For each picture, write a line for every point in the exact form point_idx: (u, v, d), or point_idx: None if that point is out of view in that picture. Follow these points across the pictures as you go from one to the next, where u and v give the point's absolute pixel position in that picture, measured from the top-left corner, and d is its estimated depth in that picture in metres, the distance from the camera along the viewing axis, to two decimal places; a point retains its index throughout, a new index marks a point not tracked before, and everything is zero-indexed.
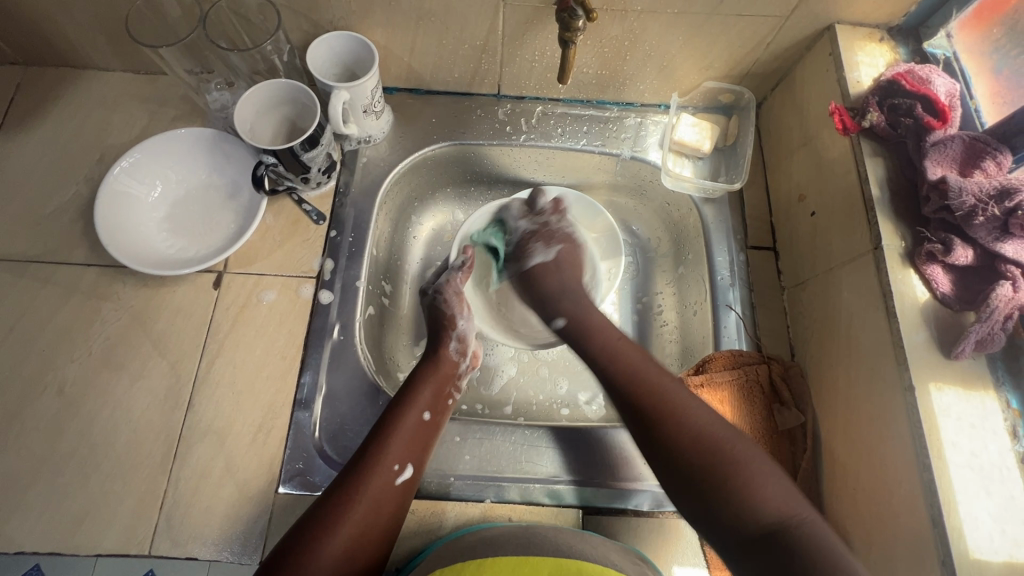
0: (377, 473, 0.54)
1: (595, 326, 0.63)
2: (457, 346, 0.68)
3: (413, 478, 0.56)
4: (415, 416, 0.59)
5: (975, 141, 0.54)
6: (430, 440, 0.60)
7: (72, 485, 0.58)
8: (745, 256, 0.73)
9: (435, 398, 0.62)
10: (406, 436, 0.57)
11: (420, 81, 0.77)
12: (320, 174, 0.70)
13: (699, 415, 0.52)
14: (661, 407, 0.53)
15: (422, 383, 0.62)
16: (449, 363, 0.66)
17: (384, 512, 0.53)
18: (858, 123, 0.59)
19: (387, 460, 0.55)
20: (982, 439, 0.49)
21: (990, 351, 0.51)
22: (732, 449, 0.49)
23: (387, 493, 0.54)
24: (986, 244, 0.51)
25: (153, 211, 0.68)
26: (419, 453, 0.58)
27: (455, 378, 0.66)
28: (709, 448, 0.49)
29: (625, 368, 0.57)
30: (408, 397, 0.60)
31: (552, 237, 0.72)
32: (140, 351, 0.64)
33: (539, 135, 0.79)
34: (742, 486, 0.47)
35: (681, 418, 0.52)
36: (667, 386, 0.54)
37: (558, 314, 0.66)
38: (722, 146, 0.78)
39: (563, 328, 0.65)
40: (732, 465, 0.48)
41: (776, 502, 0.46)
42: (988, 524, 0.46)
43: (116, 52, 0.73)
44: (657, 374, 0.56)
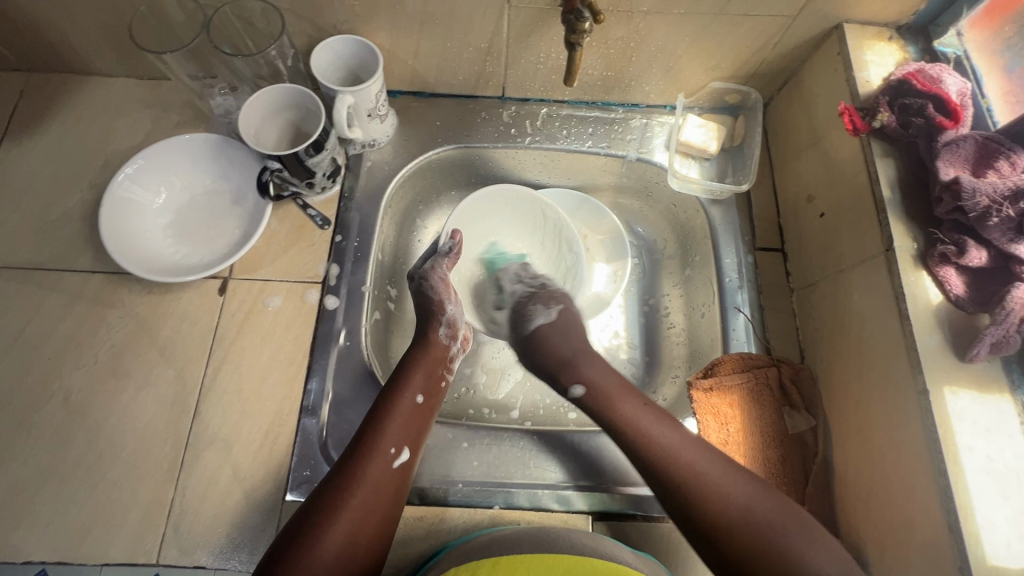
0: (375, 456, 0.54)
1: (615, 397, 0.61)
2: (447, 330, 0.68)
3: (410, 462, 0.56)
4: (408, 399, 0.59)
5: (988, 141, 0.53)
6: (424, 421, 0.60)
7: (80, 494, 0.58)
8: (753, 258, 0.73)
9: (428, 382, 0.62)
10: (401, 420, 0.58)
11: (424, 84, 0.77)
12: (325, 178, 0.70)
13: (737, 492, 0.52)
14: (700, 489, 0.52)
15: (415, 368, 0.62)
16: (439, 347, 0.66)
17: (383, 495, 0.53)
18: (869, 124, 0.58)
19: (383, 444, 0.55)
20: (999, 443, 0.48)
21: (1005, 354, 0.50)
22: (778, 527, 0.49)
23: (386, 477, 0.54)
24: (1000, 245, 0.50)
25: (158, 218, 0.68)
26: (414, 436, 0.58)
27: (447, 361, 0.67)
28: (752, 529, 0.49)
29: (654, 445, 0.56)
30: (401, 380, 0.61)
31: (553, 297, 0.73)
32: (146, 358, 0.64)
33: (544, 137, 0.78)
34: (792, 562, 0.48)
35: (722, 496, 0.51)
36: (703, 470, 0.53)
37: (576, 382, 0.64)
38: (729, 147, 0.77)
39: (583, 396, 0.63)
40: (781, 546, 0.48)
41: (832, 574, 0.47)
42: (1006, 530, 0.45)
43: (120, 58, 0.73)
44: (685, 448, 0.55)
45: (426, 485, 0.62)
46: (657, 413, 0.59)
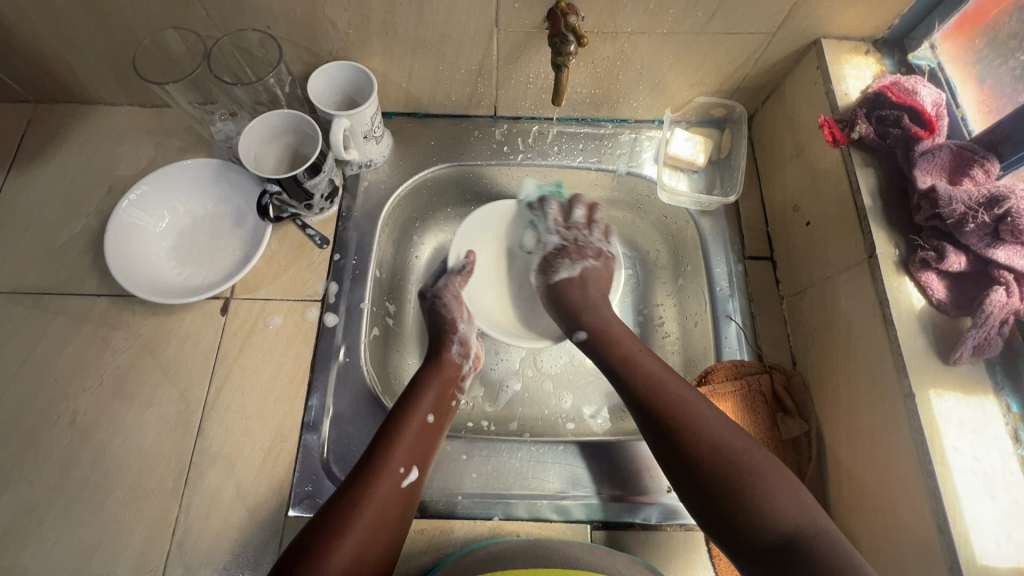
0: (384, 477, 0.55)
1: (620, 334, 0.66)
2: (461, 347, 0.71)
3: (418, 481, 0.57)
4: (419, 418, 0.61)
5: (962, 149, 0.55)
6: (433, 442, 0.61)
7: (86, 512, 0.59)
8: (743, 266, 0.74)
9: (439, 403, 0.63)
10: (411, 440, 0.59)
11: (419, 105, 0.79)
12: (323, 200, 0.72)
13: (710, 422, 0.54)
14: (679, 419, 0.55)
15: (426, 388, 0.64)
16: (450, 366, 0.68)
17: (391, 513, 0.54)
18: (847, 135, 0.60)
19: (393, 462, 0.56)
20: (984, 444, 0.49)
21: (988, 356, 0.51)
22: (749, 465, 0.51)
23: (394, 498, 0.55)
24: (978, 250, 0.52)
25: (161, 241, 0.70)
26: (423, 456, 0.59)
27: (457, 382, 0.68)
28: (727, 461, 0.51)
29: (642, 377, 0.60)
30: (412, 400, 0.62)
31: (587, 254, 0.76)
32: (150, 378, 0.65)
33: (536, 154, 0.80)
34: (753, 497, 0.49)
35: (698, 423, 0.54)
36: (682, 397, 0.57)
37: (581, 328, 0.69)
38: (716, 159, 0.80)
39: (585, 340, 0.68)
40: (750, 476, 0.50)
41: (790, 512, 0.48)
42: (994, 528, 0.46)
43: (123, 88, 0.75)
44: (668, 380, 0.59)
45: (427, 498, 0.62)
46: (652, 355, 0.64)
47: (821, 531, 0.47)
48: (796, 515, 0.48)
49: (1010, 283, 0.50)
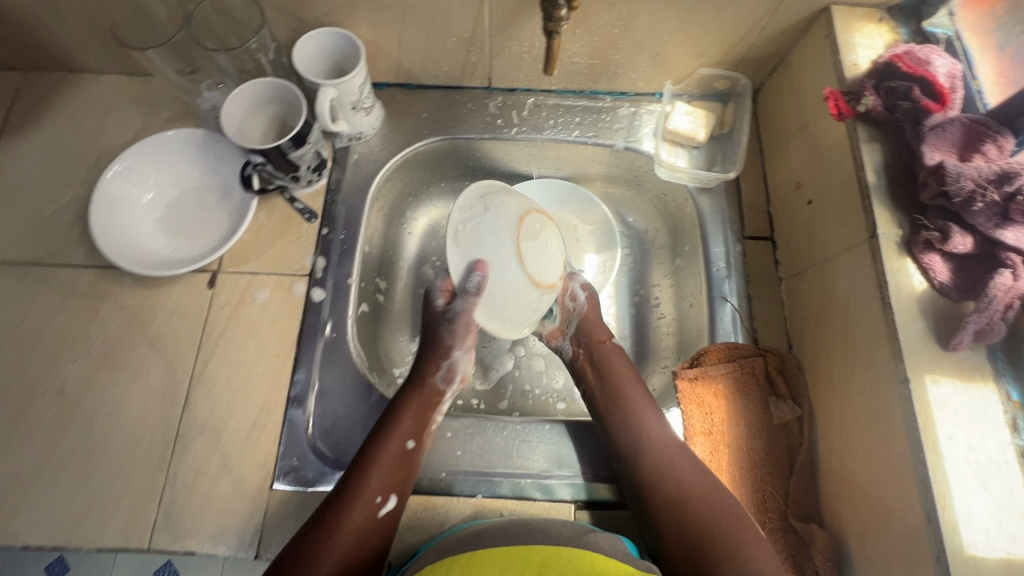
0: (359, 506, 0.54)
1: (627, 390, 0.65)
2: (445, 372, 0.66)
3: (396, 509, 0.56)
4: (397, 443, 0.58)
5: (974, 124, 0.52)
6: (412, 466, 0.59)
7: (75, 481, 0.60)
8: (742, 247, 0.72)
9: (419, 426, 0.60)
10: (387, 468, 0.57)
11: (411, 75, 0.77)
12: (310, 172, 0.70)
13: (702, 489, 0.57)
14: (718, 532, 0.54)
15: (403, 412, 0.60)
16: (433, 390, 0.64)
17: (368, 542, 0.54)
18: (853, 108, 0.57)
19: (368, 494, 0.55)
20: (980, 432, 0.47)
21: (990, 342, 0.49)
22: (733, 535, 0.54)
23: (369, 527, 0.54)
24: (985, 231, 0.49)
25: (149, 213, 0.69)
26: (400, 485, 0.57)
27: (438, 404, 0.64)
28: (712, 536, 0.54)
29: (641, 431, 0.62)
30: (390, 424, 0.59)
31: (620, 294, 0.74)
32: (138, 351, 0.65)
33: (531, 127, 0.78)
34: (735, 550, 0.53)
35: (688, 492, 0.57)
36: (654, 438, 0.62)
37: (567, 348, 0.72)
38: (718, 134, 0.76)
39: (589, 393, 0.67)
40: (733, 543, 0.53)
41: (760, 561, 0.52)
42: (984, 519, 0.44)
43: (110, 55, 0.74)
44: (666, 443, 0.61)
45: None
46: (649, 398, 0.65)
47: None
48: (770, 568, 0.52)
49: (1016, 266, 0.48)
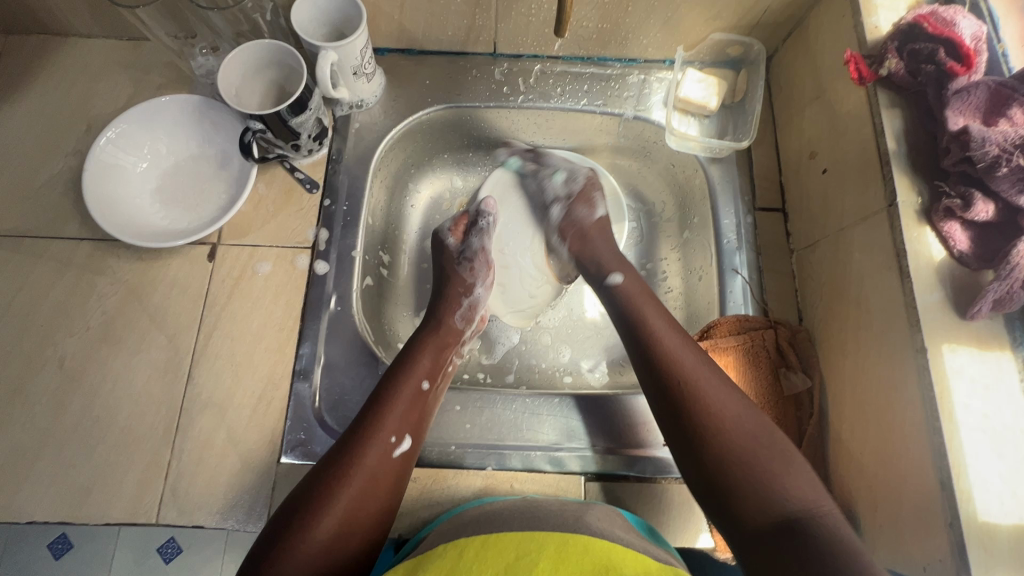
0: (375, 445, 0.52)
1: (652, 317, 0.59)
2: (466, 312, 0.68)
3: (410, 451, 0.55)
4: (414, 385, 0.58)
5: (1000, 87, 0.51)
6: (425, 409, 0.58)
7: (79, 456, 0.59)
8: (753, 218, 0.71)
9: (434, 366, 0.60)
10: (403, 407, 0.55)
11: (413, 40, 0.74)
12: (311, 140, 0.68)
13: (730, 404, 0.52)
14: (759, 465, 0.48)
15: (423, 351, 0.61)
16: (450, 330, 0.65)
17: (381, 484, 0.51)
18: (875, 72, 0.55)
19: (384, 432, 0.53)
20: (996, 401, 0.47)
21: (1008, 311, 0.49)
22: (767, 457, 0.49)
23: (385, 466, 0.52)
24: (1009, 198, 0.48)
25: (144, 183, 0.66)
26: (415, 427, 0.56)
27: (455, 345, 0.65)
28: (742, 462, 0.49)
29: (663, 349, 0.56)
30: (407, 364, 0.59)
31: (606, 187, 0.76)
32: (138, 325, 0.64)
33: (538, 96, 0.76)
34: (771, 481, 0.48)
35: (711, 410, 0.51)
36: (683, 357, 0.55)
37: (614, 271, 0.66)
38: (730, 103, 0.74)
39: (619, 283, 0.65)
40: (766, 467, 0.48)
41: (799, 494, 0.47)
42: (999, 486, 0.44)
43: (96, 16, 0.70)
44: (694, 361, 0.55)
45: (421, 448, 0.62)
46: (673, 323, 0.59)
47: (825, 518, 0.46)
48: (805, 497, 0.47)
49: None
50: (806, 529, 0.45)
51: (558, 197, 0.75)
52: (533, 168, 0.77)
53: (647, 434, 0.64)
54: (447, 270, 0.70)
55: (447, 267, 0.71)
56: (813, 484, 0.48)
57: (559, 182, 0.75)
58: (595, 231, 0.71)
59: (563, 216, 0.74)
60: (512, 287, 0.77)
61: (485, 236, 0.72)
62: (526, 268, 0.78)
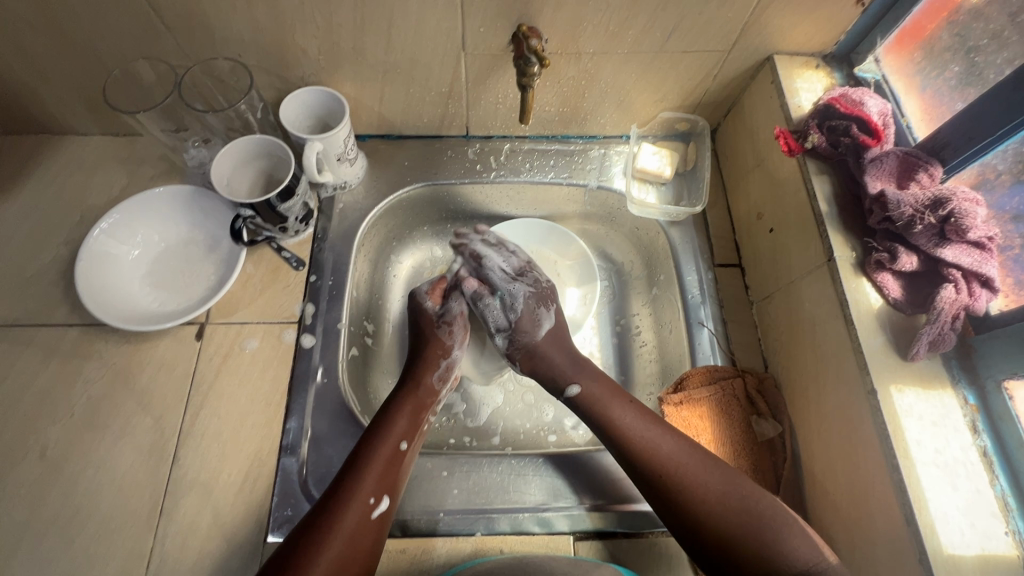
0: (352, 507, 0.54)
1: (619, 414, 0.62)
2: (442, 372, 0.70)
3: (388, 510, 0.56)
4: (392, 444, 0.59)
5: (907, 156, 0.58)
6: (402, 468, 0.60)
7: (57, 548, 0.58)
8: (713, 274, 0.76)
9: (411, 426, 0.62)
10: (380, 467, 0.57)
11: (392, 127, 0.81)
12: (298, 222, 0.72)
13: (712, 482, 0.56)
14: (763, 532, 0.53)
15: (399, 411, 0.63)
16: (428, 391, 0.67)
17: (361, 548, 0.52)
18: (802, 145, 0.63)
19: (362, 493, 0.55)
20: (945, 435, 0.51)
21: (944, 350, 0.53)
22: (760, 524, 0.53)
23: (363, 529, 0.53)
24: (928, 250, 0.54)
25: (134, 269, 0.69)
26: (392, 486, 0.57)
27: (432, 406, 0.67)
28: (743, 530, 0.53)
29: (641, 447, 0.59)
30: (384, 425, 0.61)
31: (548, 296, 0.73)
32: (124, 408, 0.64)
33: (508, 171, 0.82)
34: (776, 549, 0.52)
35: (698, 492, 0.55)
36: (661, 446, 0.59)
37: (573, 381, 0.67)
38: (683, 171, 0.82)
39: (577, 395, 0.66)
40: (766, 533, 0.53)
41: (802, 553, 0.52)
42: (958, 518, 0.47)
43: (95, 117, 0.76)
44: (673, 446, 0.59)
45: (409, 516, 0.62)
46: (641, 412, 0.63)
47: (828, 568, 0.51)
48: (804, 555, 0.52)
49: (958, 281, 0.52)
50: None
51: (502, 328, 0.71)
52: (474, 290, 0.72)
53: (632, 490, 0.65)
54: (426, 334, 0.71)
55: (426, 331, 0.72)
56: (808, 537, 0.53)
57: (505, 270, 0.73)
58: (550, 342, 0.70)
59: (508, 345, 0.71)
60: (484, 354, 0.78)
61: (464, 302, 0.73)
62: None
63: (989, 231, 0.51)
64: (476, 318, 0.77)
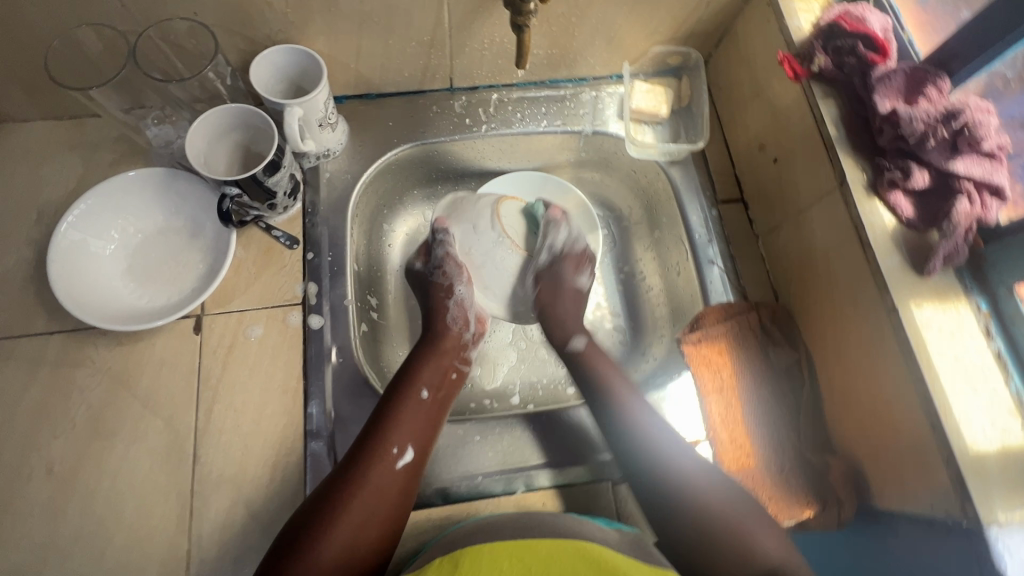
0: (379, 458, 0.56)
1: (615, 387, 0.65)
2: (456, 317, 0.71)
3: (415, 461, 0.58)
4: (413, 396, 0.61)
5: (915, 71, 0.58)
6: (433, 419, 0.62)
7: (85, 563, 0.55)
8: (717, 211, 0.76)
9: (436, 379, 0.64)
10: (405, 422, 0.59)
11: (370, 84, 0.75)
12: (286, 197, 0.67)
13: (699, 468, 0.59)
14: (737, 527, 0.54)
15: (425, 365, 0.65)
16: (449, 339, 0.69)
17: (389, 496, 0.55)
18: (807, 69, 0.62)
19: (387, 444, 0.57)
20: (963, 343, 0.52)
21: (957, 263, 0.54)
22: (740, 522, 0.55)
23: (390, 478, 0.56)
24: (940, 164, 0.54)
25: (113, 265, 0.63)
26: (421, 438, 0.59)
27: (459, 355, 0.69)
28: (720, 521, 0.55)
29: (629, 413, 0.63)
30: (409, 379, 0.63)
31: (594, 262, 0.77)
32: (131, 412, 0.60)
33: (499, 123, 0.78)
34: (746, 540, 0.53)
35: (683, 476, 0.58)
36: (644, 425, 0.62)
37: (575, 335, 0.71)
38: (678, 108, 0.80)
39: (580, 349, 0.70)
40: (741, 528, 0.54)
41: (777, 553, 0.53)
42: (981, 419, 0.50)
43: (33, 99, 0.67)
44: (660, 433, 0.61)
45: (448, 484, 0.62)
46: (634, 388, 0.66)
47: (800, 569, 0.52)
48: (777, 552, 0.53)
49: (971, 193, 0.53)
50: None
51: (553, 248, 0.74)
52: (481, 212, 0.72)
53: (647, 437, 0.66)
54: (429, 288, 0.73)
55: (428, 284, 0.73)
56: (784, 541, 0.54)
57: (562, 238, 0.74)
58: (569, 295, 0.74)
59: (547, 266, 0.74)
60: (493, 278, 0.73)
61: (448, 241, 0.72)
62: (494, 255, 0.72)
63: (999, 141, 0.53)
64: (467, 252, 0.72)
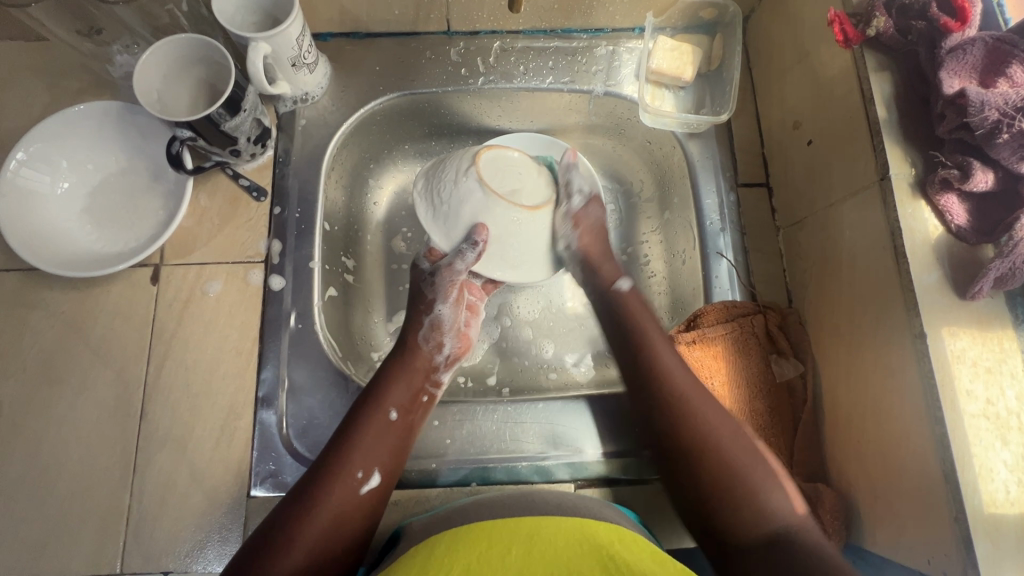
0: (340, 482, 0.50)
1: (649, 332, 0.58)
2: (427, 331, 0.61)
3: (379, 487, 0.51)
4: (381, 416, 0.54)
5: (998, 43, 0.46)
6: (401, 442, 0.54)
7: (30, 506, 0.54)
8: (736, 195, 0.67)
9: (408, 398, 0.56)
10: (369, 442, 0.52)
11: (358, 22, 0.67)
12: (252, 144, 0.61)
13: (713, 417, 0.52)
14: (744, 483, 0.49)
15: (394, 381, 0.56)
16: (422, 356, 0.60)
17: (349, 522, 0.49)
18: (862, 32, 0.51)
19: (350, 467, 0.50)
20: (999, 384, 0.44)
21: (1010, 287, 0.45)
22: (748, 476, 0.49)
23: (351, 506, 0.50)
24: (1009, 166, 0.44)
25: (68, 205, 0.60)
26: (388, 461, 0.53)
27: (430, 371, 0.60)
28: (730, 475, 0.49)
29: (657, 368, 0.55)
30: (377, 397, 0.55)
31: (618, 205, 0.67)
32: (81, 360, 0.58)
33: (499, 75, 0.69)
34: (753, 495, 0.49)
35: (698, 428, 0.52)
36: (665, 366, 0.55)
37: (625, 276, 0.63)
38: (706, 71, 0.69)
39: (628, 292, 0.62)
40: (748, 478, 0.49)
41: (784, 511, 0.48)
42: (1005, 475, 0.42)
43: None
44: (687, 377, 0.54)
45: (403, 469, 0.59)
46: (668, 339, 0.58)
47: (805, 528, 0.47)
48: (788, 512, 0.48)
49: None
50: (787, 546, 0.46)
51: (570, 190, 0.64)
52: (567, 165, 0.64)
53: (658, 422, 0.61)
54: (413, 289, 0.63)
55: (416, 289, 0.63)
56: (793, 500, 0.49)
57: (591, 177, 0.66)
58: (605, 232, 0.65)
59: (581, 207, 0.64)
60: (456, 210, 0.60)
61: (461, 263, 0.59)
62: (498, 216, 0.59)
63: None
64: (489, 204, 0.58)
